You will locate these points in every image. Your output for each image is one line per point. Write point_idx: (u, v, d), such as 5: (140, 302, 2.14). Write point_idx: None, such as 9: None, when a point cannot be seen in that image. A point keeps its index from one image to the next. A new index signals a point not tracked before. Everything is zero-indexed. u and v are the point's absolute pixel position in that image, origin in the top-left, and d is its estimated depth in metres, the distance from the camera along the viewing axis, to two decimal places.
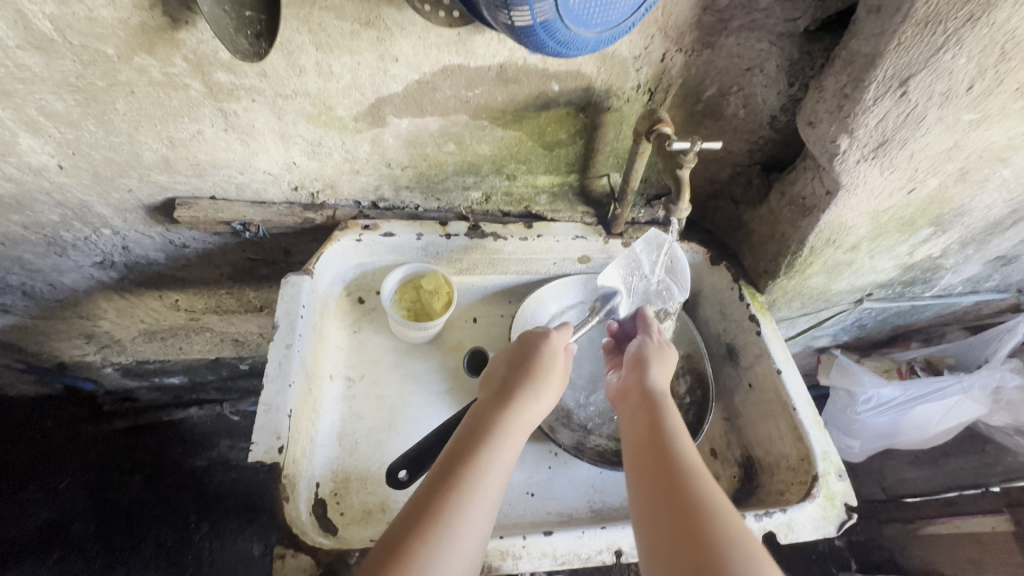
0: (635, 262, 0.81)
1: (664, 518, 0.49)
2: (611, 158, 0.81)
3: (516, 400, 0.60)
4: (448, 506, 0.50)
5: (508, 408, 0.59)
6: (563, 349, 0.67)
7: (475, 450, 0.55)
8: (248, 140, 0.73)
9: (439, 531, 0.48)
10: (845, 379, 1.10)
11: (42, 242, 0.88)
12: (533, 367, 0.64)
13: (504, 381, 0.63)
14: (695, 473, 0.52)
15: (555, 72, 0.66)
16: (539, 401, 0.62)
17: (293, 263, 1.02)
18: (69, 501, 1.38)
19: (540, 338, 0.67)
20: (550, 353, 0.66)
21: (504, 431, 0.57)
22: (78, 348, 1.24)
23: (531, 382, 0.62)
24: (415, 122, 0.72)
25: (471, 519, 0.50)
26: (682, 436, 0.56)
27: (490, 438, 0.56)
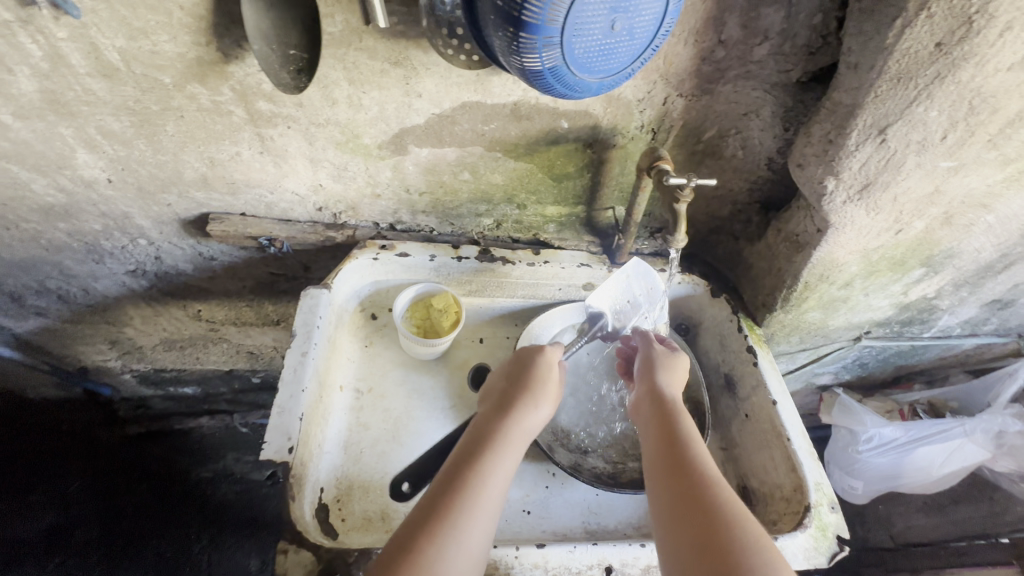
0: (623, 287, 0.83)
1: (678, 527, 0.51)
2: (616, 192, 0.86)
3: (518, 410, 0.63)
4: (456, 508, 0.52)
5: (511, 417, 0.62)
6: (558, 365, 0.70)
7: (481, 456, 0.57)
8: (281, 162, 0.79)
9: (447, 530, 0.51)
10: (847, 418, 1.10)
11: (82, 249, 0.95)
12: (535, 381, 0.67)
13: (506, 392, 0.66)
14: (707, 480, 0.54)
15: (564, 111, 0.72)
16: (539, 411, 0.65)
17: (312, 280, 1.07)
18: (74, 505, 1.38)
19: (537, 353, 0.71)
20: (547, 369, 0.68)
21: (509, 438, 0.60)
22: (102, 353, 1.30)
23: (532, 394, 0.65)
24: (434, 152, 0.78)
25: (473, 526, 0.52)
26: (694, 446, 0.58)
27: (496, 445, 0.59)
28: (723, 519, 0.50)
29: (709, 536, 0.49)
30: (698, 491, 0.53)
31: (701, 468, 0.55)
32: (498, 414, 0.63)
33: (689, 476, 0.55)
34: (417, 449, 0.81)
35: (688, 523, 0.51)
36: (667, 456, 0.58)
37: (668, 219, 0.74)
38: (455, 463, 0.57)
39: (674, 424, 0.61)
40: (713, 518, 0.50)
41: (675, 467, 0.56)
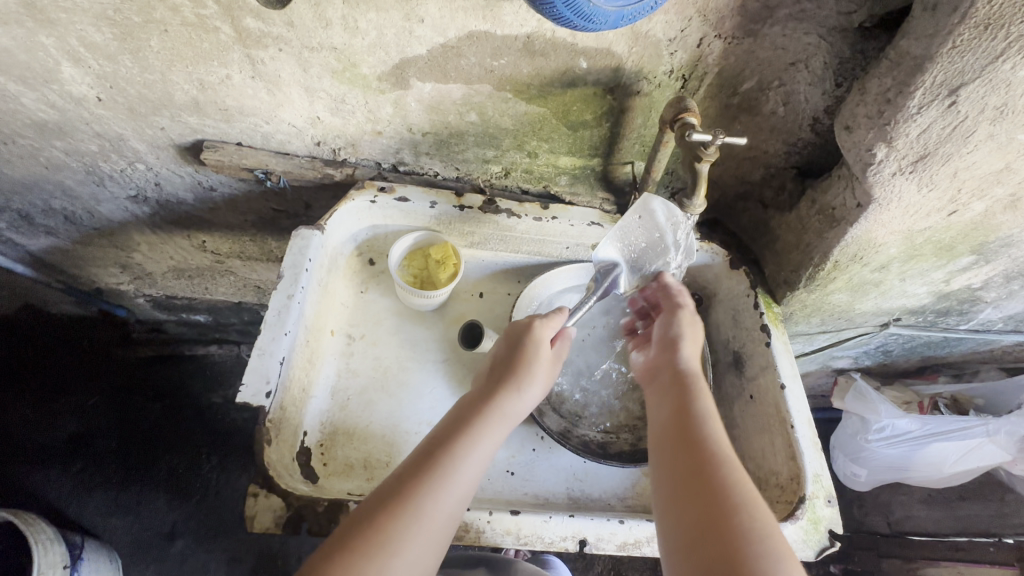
0: (629, 230, 0.73)
1: (686, 504, 0.47)
2: (637, 145, 0.78)
3: (501, 391, 0.60)
4: (419, 490, 0.50)
5: (495, 396, 0.60)
6: (548, 343, 0.66)
7: (458, 434, 0.55)
8: (275, 90, 0.73)
9: (404, 513, 0.48)
10: (862, 405, 1.04)
11: (82, 170, 0.92)
12: (524, 359, 0.63)
13: (491, 373, 0.63)
14: (718, 465, 0.48)
15: (584, 48, 0.63)
16: (524, 396, 0.62)
17: (314, 219, 1.03)
18: (94, 415, 1.48)
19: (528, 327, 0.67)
20: (535, 345, 0.65)
21: (487, 421, 0.57)
22: (114, 277, 1.32)
23: (518, 373, 0.62)
24: (438, 88, 0.71)
25: (438, 502, 0.50)
26: (708, 427, 0.52)
27: (476, 425, 0.57)
28: (731, 515, 0.44)
29: (712, 530, 0.44)
30: (703, 481, 0.47)
31: (713, 451, 0.50)
32: (485, 391, 0.61)
33: (696, 461, 0.49)
34: (405, 401, 0.80)
35: (688, 512, 0.46)
36: (671, 439, 0.53)
37: (688, 179, 0.66)
38: (431, 439, 0.55)
39: (685, 402, 0.55)
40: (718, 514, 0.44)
41: (680, 452, 0.51)
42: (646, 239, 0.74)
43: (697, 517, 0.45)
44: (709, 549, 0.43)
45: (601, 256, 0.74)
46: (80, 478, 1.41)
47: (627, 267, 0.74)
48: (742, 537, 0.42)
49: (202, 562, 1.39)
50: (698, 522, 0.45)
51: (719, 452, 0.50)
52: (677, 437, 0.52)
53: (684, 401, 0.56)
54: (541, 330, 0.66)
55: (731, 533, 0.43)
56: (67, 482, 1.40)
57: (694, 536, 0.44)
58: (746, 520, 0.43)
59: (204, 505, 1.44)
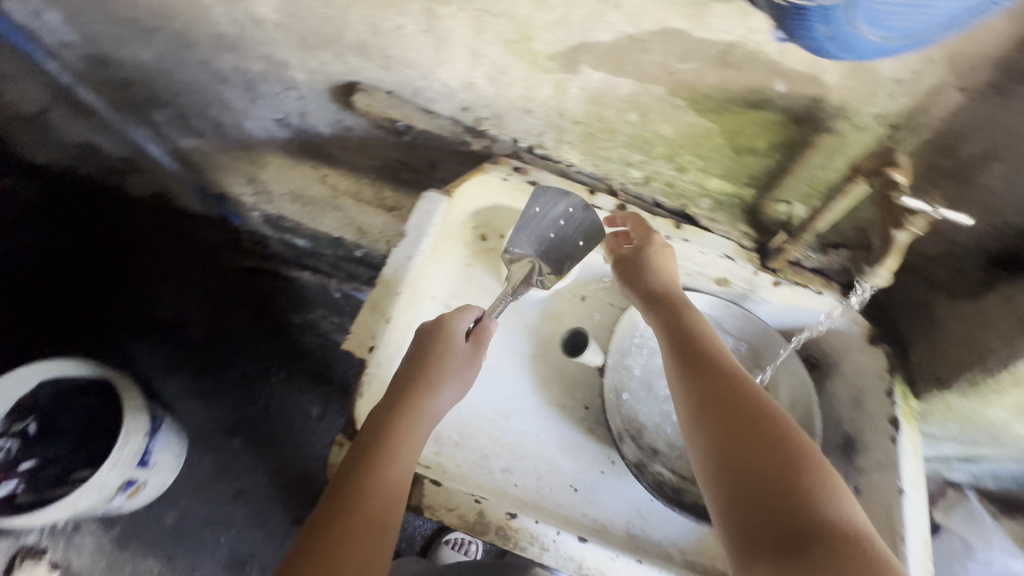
0: (536, 223, 0.76)
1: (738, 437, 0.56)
2: (804, 187, 0.70)
3: (417, 391, 0.61)
4: (339, 530, 0.52)
5: (416, 379, 0.62)
6: (462, 336, 0.66)
7: (389, 425, 0.59)
8: (441, 48, 0.72)
9: (329, 556, 0.50)
10: (969, 527, 0.94)
11: (242, 86, 0.97)
12: (439, 351, 0.64)
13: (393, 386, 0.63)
14: (767, 422, 0.57)
15: (788, 70, 0.56)
16: (434, 404, 0.62)
17: (435, 180, 1.03)
18: (193, 305, 1.61)
19: (429, 335, 0.65)
20: (434, 355, 0.64)
21: (412, 416, 0.60)
22: (240, 187, 1.41)
23: (439, 358, 0.64)
24: (608, 79, 0.66)
25: (365, 535, 0.52)
26: (747, 391, 0.60)
27: (402, 412, 0.60)
28: (795, 463, 0.53)
29: (768, 449, 0.54)
30: (763, 440, 0.55)
31: (760, 411, 0.58)
32: (404, 370, 0.63)
33: (751, 424, 0.57)
34: (485, 385, 0.79)
35: (741, 441, 0.56)
36: (718, 404, 0.59)
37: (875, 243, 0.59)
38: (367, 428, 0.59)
39: (719, 373, 0.62)
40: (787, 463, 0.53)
41: (731, 417, 0.58)
42: (553, 234, 0.76)
43: (762, 470, 0.54)
44: (772, 462, 0.53)
45: (514, 246, 0.78)
46: (170, 357, 1.54)
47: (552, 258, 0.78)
48: (812, 481, 0.52)
49: (253, 464, 1.49)
50: (766, 474, 0.53)
51: (766, 412, 0.58)
52: (723, 404, 0.59)
53: (720, 371, 0.62)
54: (459, 322, 0.67)
55: (801, 476, 0.52)
56: (160, 357, 1.54)
57: (754, 451, 0.55)
58: (812, 467, 0.53)
59: (266, 413, 1.54)
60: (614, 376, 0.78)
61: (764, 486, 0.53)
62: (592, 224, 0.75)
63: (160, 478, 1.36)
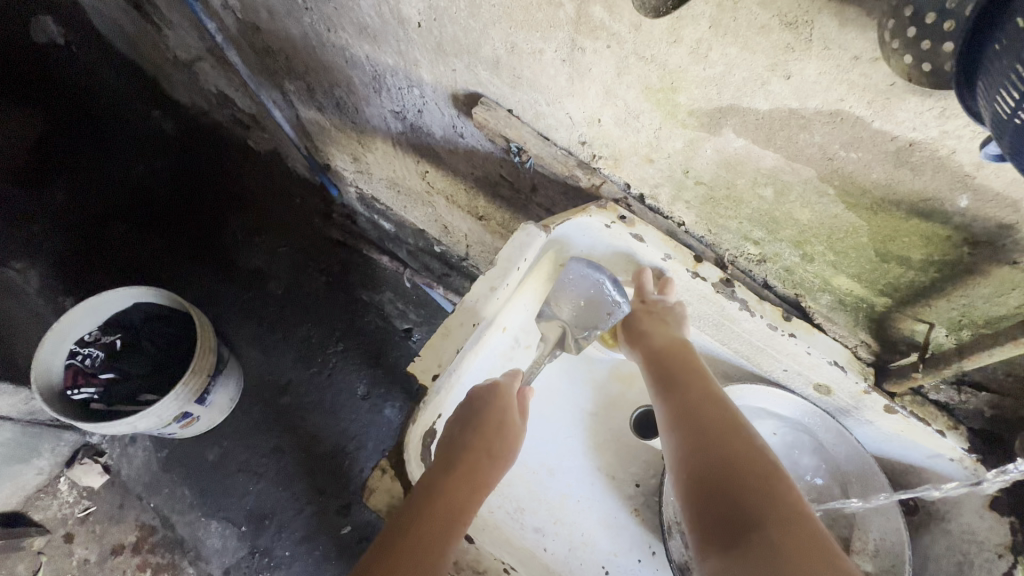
0: (563, 289, 0.73)
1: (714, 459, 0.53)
2: (954, 313, 0.60)
3: (471, 463, 0.59)
4: None
5: (472, 444, 0.59)
6: (512, 406, 0.64)
7: (445, 491, 0.56)
8: (575, 80, 0.69)
9: None
10: None
11: (370, 74, 0.99)
12: (495, 420, 0.62)
13: (452, 444, 0.60)
14: (731, 433, 0.55)
15: (980, 186, 0.47)
16: (496, 465, 0.61)
17: (533, 202, 1.00)
18: (277, 262, 1.69)
19: (490, 390, 0.64)
20: (499, 414, 0.62)
21: (463, 489, 0.57)
22: (344, 162, 1.45)
23: (500, 426, 0.62)
24: (751, 149, 0.60)
25: None
26: (714, 403, 0.59)
27: (460, 476, 0.58)
28: (761, 468, 0.51)
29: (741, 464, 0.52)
30: (726, 442, 0.54)
31: (725, 421, 0.57)
32: (457, 429, 0.61)
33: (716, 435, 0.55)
34: (538, 435, 0.75)
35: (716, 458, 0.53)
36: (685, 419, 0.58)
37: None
38: (422, 487, 0.57)
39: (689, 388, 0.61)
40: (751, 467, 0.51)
41: (696, 428, 0.57)
42: (584, 304, 0.73)
43: (726, 477, 0.52)
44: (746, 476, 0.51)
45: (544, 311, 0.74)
46: (246, 305, 1.63)
47: (577, 325, 0.74)
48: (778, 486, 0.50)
49: (294, 424, 1.54)
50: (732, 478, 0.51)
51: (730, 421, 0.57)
52: (692, 417, 0.58)
53: (690, 385, 0.61)
54: (512, 388, 0.65)
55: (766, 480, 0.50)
56: (237, 303, 1.63)
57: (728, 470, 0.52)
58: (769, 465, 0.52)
59: (316, 380, 1.58)
60: None
61: (728, 494, 0.51)
62: (616, 298, 0.72)
63: (211, 417, 1.43)
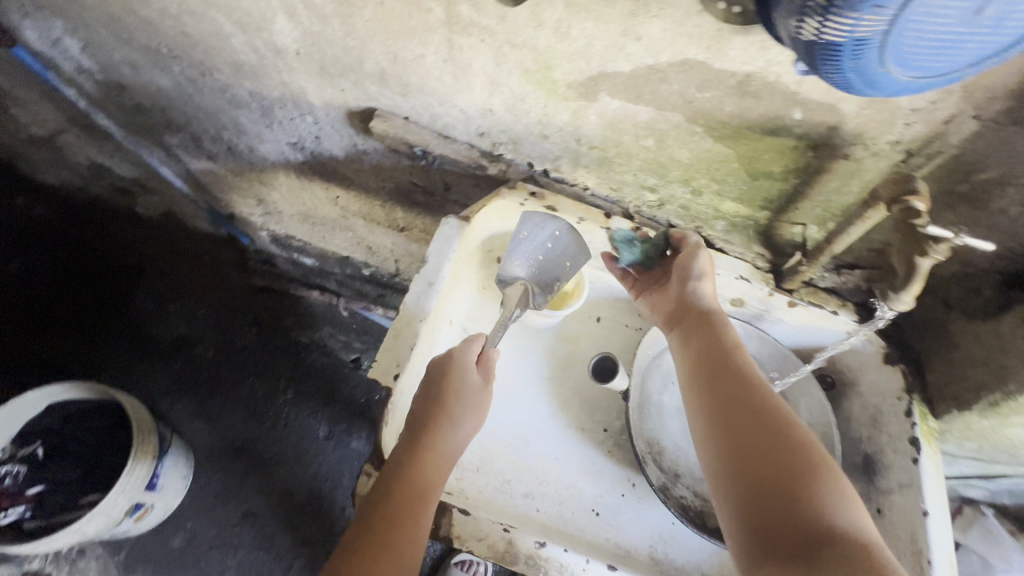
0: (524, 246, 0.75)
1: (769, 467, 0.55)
2: (819, 210, 0.71)
3: (434, 432, 0.61)
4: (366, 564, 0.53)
5: (436, 411, 0.62)
6: (468, 371, 0.65)
7: (413, 462, 0.59)
8: (460, 77, 0.73)
9: None
10: (987, 545, 0.94)
11: (258, 110, 0.98)
12: (451, 388, 0.64)
13: (414, 417, 0.63)
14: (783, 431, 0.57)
15: (806, 100, 0.58)
16: (459, 430, 0.63)
17: (448, 201, 1.04)
18: (201, 325, 1.60)
19: (444, 360, 0.66)
20: (458, 381, 0.65)
21: (429, 457, 0.60)
22: (248, 208, 1.41)
23: (458, 394, 0.64)
24: (626, 107, 0.68)
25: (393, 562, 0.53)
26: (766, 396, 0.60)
27: (424, 445, 0.60)
28: (809, 474, 0.53)
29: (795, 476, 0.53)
30: (784, 449, 0.55)
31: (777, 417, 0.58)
32: (420, 401, 0.63)
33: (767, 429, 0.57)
34: (504, 409, 0.79)
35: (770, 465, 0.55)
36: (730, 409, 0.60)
37: (899, 269, 0.59)
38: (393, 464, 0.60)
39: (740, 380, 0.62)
40: (795, 472, 0.54)
41: (756, 433, 0.57)
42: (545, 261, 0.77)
43: (772, 474, 0.54)
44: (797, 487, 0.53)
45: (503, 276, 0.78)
46: (178, 377, 1.53)
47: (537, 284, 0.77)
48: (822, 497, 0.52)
49: (258, 484, 1.47)
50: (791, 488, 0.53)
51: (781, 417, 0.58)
52: (753, 421, 0.58)
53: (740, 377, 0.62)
54: (468, 354, 0.66)
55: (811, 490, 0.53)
56: (166, 378, 1.53)
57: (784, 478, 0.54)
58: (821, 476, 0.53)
59: (272, 432, 1.53)
60: (637, 399, 0.78)
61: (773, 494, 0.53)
62: (578, 249, 0.75)
63: (166, 501, 1.34)
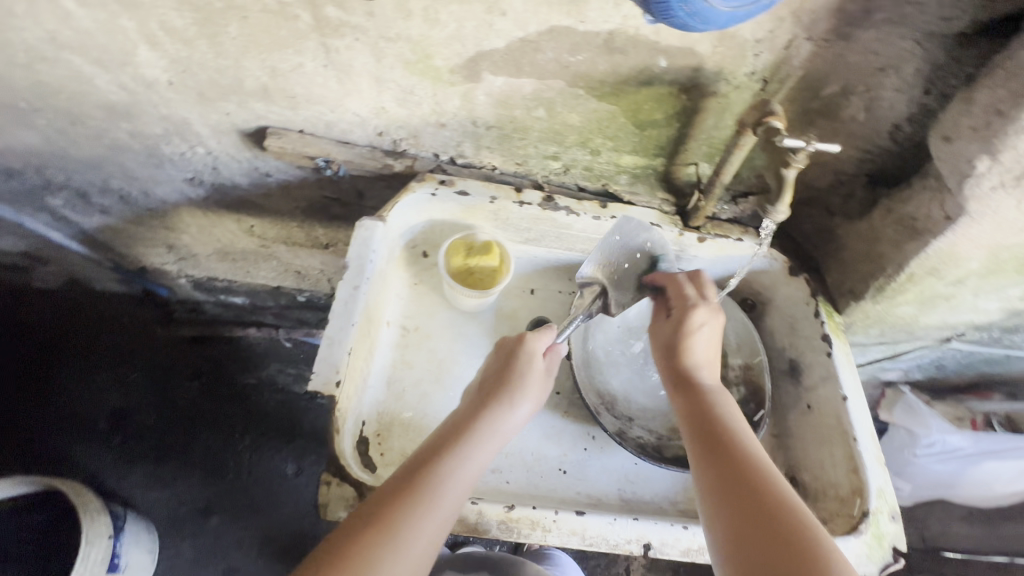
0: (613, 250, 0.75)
1: (746, 509, 0.52)
2: (704, 147, 0.77)
3: (490, 407, 0.63)
4: (390, 523, 0.54)
5: (498, 388, 0.65)
6: (538, 357, 0.67)
7: (464, 431, 0.61)
8: (345, 79, 0.73)
9: (382, 542, 0.52)
10: (911, 418, 1.06)
11: (143, 152, 0.93)
12: (514, 372, 0.66)
13: (480, 389, 0.65)
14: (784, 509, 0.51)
15: (665, 47, 0.63)
16: (517, 411, 0.64)
17: (365, 208, 1.03)
18: (135, 391, 1.50)
19: (516, 342, 0.68)
20: (523, 360, 0.66)
21: (481, 430, 0.62)
22: (160, 257, 1.31)
23: (522, 375, 0.66)
24: (510, 82, 0.70)
25: (416, 528, 0.54)
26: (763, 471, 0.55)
27: (478, 419, 0.62)
28: (816, 560, 0.47)
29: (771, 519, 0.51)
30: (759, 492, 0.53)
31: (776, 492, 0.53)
32: (488, 379, 0.66)
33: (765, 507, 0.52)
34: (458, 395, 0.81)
35: (747, 508, 0.52)
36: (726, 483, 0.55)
37: (771, 184, 0.66)
38: (442, 433, 0.62)
39: (735, 454, 0.57)
40: (795, 542, 0.49)
41: (733, 478, 0.55)
42: (628, 264, 0.77)
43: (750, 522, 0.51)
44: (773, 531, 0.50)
45: (582, 274, 0.75)
46: (120, 451, 1.43)
47: (615, 288, 0.76)
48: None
49: (232, 538, 1.40)
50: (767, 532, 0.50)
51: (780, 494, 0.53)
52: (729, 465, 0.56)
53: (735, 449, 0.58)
54: (534, 342, 0.67)
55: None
56: (108, 454, 1.42)
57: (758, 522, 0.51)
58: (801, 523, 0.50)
59: (237, 482, 1.46)
60: (581, 356, 0.81)
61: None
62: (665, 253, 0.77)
63: None
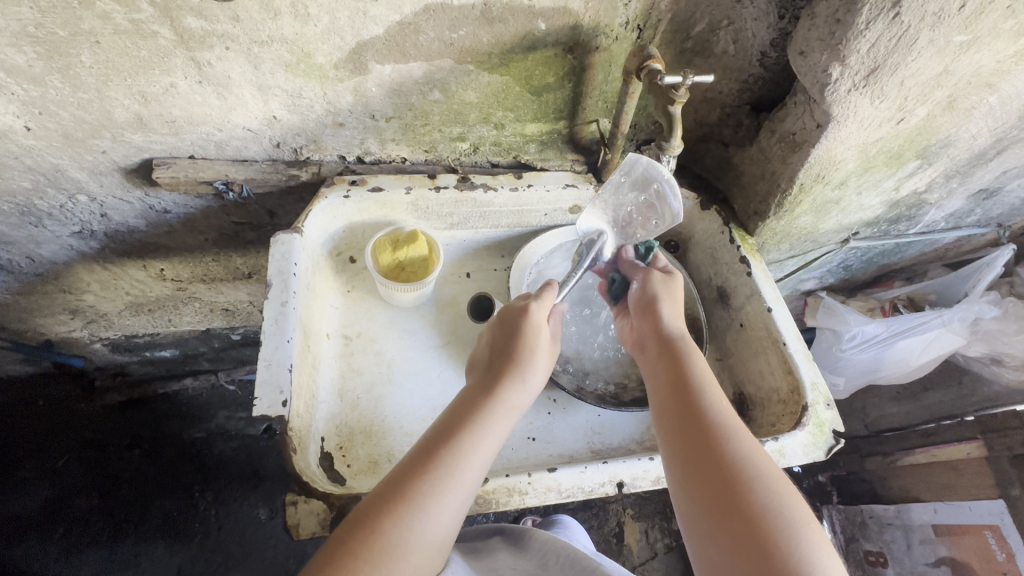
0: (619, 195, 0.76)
1: (696, 465, 0.52)
2: (600, 103, 0.80)
3: (504, 381, 0.61)
4: (416, 492, 0.51)
5: (511, 361, 0.62)
6: (547, 323, 0.67)
7: (478, 410, 0.58)
8: (225, 93, 0.70)
9: (405, 511, 0.50)
10: (831, 319, 1.17)
11: (15, 212, 0.84)
12: (523, 341, 0.64)
13: (489, 366, 0.63)
14: (733, 468, 0.50)
15: (541, 9, 0.65)
16: (527, 382, 0.62)
17: (280, 226, 1.00)
18: (68, 476, 1.37)
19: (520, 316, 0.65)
20: (529, 330, 0.64)
21: (495, 406, 0.59)
22: (64, 324, 1.17)
23: (529, 344, 0.64)
24: (398, 69, 0.70)
25: (441, 496, 0.52)
26: (723, 438, 0.53)
27: (494, 390, 0.60)
28: (760, 502, 0.48)
29: (723, 472, 0.50)
30: (711, 445, 0.52)
31: (749, 471, 0.50)
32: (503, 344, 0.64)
33: (733, 482, 0.50)
34: (414, 389, 0.81)
35: (702, 466, 0.52)
36: (692, 446, 0.53)
37: (662, 123, 0.70)
38: (448, 417, 0.58)
39: (707, 421, 0.54)
40: (744, 492, 0.49)
41: (692, 433, 0.54)
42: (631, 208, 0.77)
43: (710, 476, 0.51)
44: (722, 485, 0.50)
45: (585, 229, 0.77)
46: (66, 543, 1.31)
47: (616, 236, 0.78)
48: (782, 542, 0.46)
49: None
50: (725, 489, 0.50)
51: (748, 462, 0.51)
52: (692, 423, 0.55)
53: (701, 417, 0.54)
54: (542, 312, 0.66)
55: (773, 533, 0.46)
56: (52, 550, 1.30)
57: (713, 481, 0.50)
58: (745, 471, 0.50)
59: (207, 543, 1.36)
60: None
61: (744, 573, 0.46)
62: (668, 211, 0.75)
63: None
